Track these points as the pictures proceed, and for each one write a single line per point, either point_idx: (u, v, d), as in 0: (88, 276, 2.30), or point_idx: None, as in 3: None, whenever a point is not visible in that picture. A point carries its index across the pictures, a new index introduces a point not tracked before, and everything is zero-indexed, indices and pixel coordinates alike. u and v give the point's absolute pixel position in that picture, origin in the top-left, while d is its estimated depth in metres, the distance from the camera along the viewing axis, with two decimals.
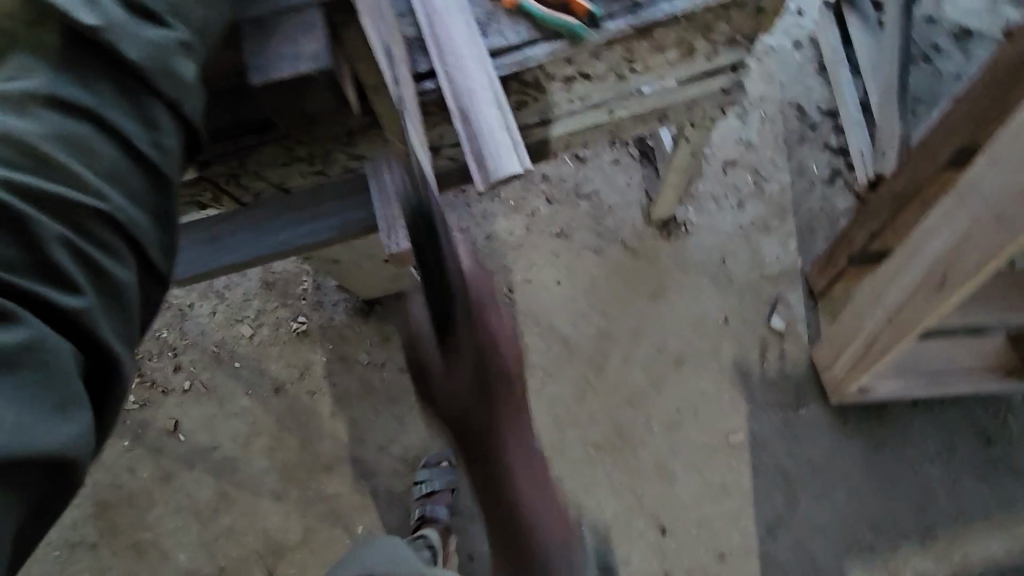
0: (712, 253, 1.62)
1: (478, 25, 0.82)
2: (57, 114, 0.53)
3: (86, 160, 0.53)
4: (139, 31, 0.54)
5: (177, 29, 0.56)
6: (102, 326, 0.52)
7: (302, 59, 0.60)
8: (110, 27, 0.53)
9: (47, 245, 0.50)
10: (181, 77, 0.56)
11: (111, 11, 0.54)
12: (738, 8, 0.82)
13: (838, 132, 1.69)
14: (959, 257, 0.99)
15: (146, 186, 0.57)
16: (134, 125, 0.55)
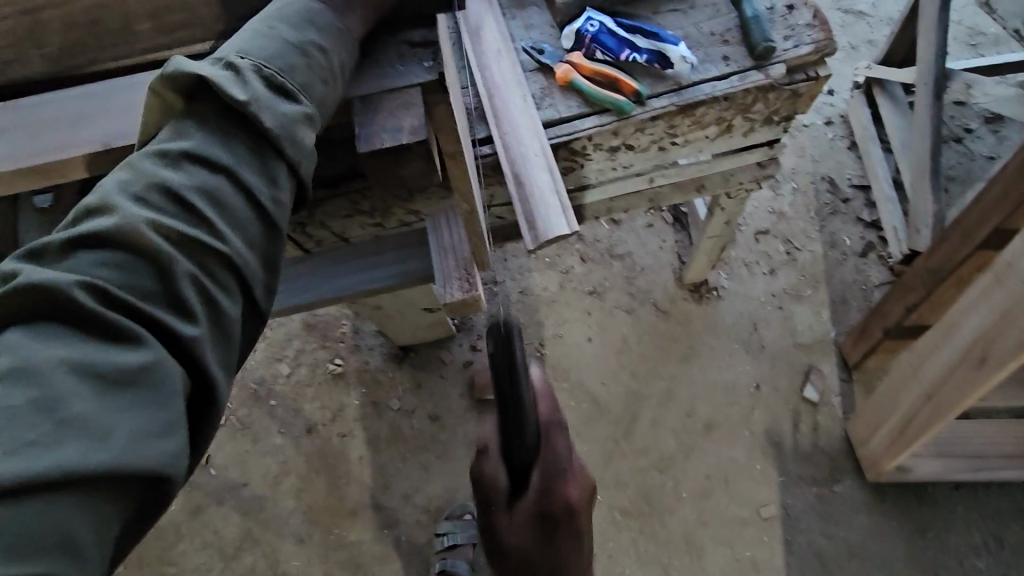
0: (744, 319, 1.63)
1: (533, 99, 0.90)
2: (198, 167, 0.56)
3: (216, 206, 0.56)
4: (278, 106, 0.59)
5: (304, 104, 0.61)
6: (209, 356, 0.52)
7: (404, 132, 0.65)
8: (251, 100, 0.58)
9: (175, 276, 0.51)
10: (304, 143, 0.60)
11: (252, 86, 0.58)
12: (776, 92, 0.88)
13: (870, 208, 1.72)
14: (997, 338, 0.99)
15: (261, 233, 0.58)
16: (258, 182, 0.58)
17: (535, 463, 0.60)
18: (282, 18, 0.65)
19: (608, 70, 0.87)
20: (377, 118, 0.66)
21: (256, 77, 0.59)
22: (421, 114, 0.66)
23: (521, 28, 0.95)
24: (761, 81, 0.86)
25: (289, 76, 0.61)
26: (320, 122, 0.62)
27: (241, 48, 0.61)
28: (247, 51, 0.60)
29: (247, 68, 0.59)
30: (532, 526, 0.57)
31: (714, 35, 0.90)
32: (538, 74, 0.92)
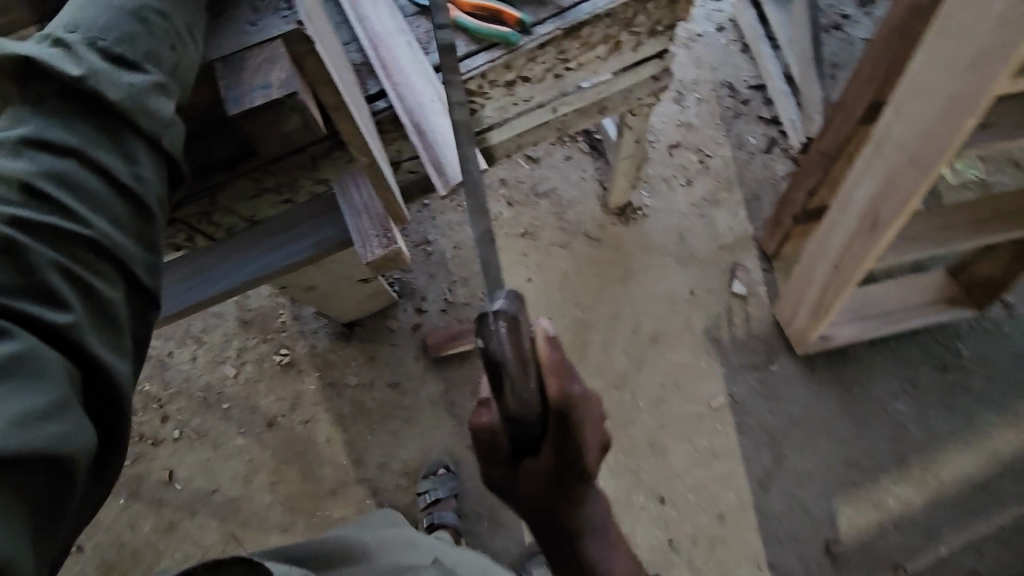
0: (670, 232, 1.71)
1: (420, 44, 0.89)
2: (44, 153, 0.53)
3: (73, 192, 0.54)
4: (121, 78, 0.55)
5: (151, 71, 0.56)
6: (93, 341, 0.53)
7: (274, 88, 0.58)
8: (87, 74, 0.53)
9: (39, 269, 0.51)
10: (159, 115, 0.56)
11: (88, 60, 0.53)
12: (653, 1, 0.89)
13: (768, 105, 1.80)
14: (884, 200, 1.08)
15: (129, 214, 0.57)
16: (116, 163, 0.56)
17: (550, 478, 0.67)
18: None
19: (486, 3, 0.87)
20: (243, 75, 0.59)
21: (90, 50, 0.54)
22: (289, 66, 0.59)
23: None
24: None
25: (127, 46, 0.56)
26: (176, 91, 0.57)
27: (70, 20, 0.55)
28: (78, 23, 0.54)
29: (77, 41, 0.54)
30: (544, 484, 0.67)
31: None
32: (421, 18, 0.90)
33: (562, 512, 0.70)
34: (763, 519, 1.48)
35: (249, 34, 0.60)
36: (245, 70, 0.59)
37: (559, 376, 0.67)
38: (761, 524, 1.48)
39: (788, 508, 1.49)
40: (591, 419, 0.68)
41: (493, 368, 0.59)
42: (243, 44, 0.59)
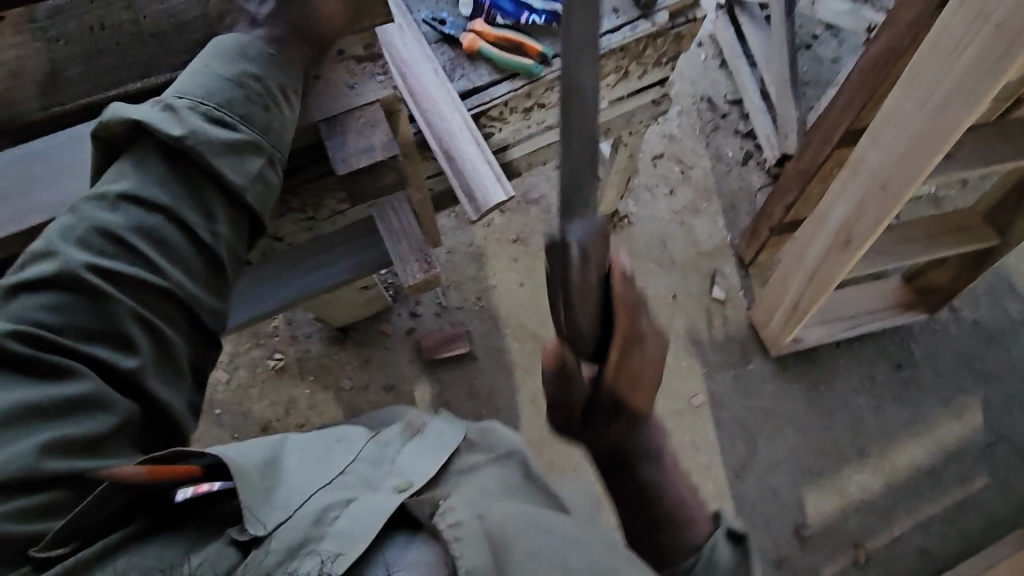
0: (654, 239, 1.80)
1: (445, 72, 0.92)
2: (136, 208, 0.60)
3: (156, 244, 0.61)
4: (212, 139, 0.63)
5: (245, 132, 0.65)
6: (154, 381, 0.60)
7: (377, 150, 0.71)
8: (188, 133, 0.62)
9: (120, 316, 0.58)
10: (246, 168, 0.64)
11: (189, 122, 0.62)
12: (662, 37, 0.96)
13: (745, 119, 1.90)
14: (858, 219, 1.19)
15: (202, 264, 0.64)
16: (197, 219, 0.63)
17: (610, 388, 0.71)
18: (215, 53, 0.66)
19: (510, 34, 0.91)
20: (345, 138, 0.71)
21: (196, 115, 0.63)
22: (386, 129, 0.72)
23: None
24: (650, 30, 0.94)
25: (226, 108, 0.65)
26: (266, 149, 0.66)
27: (180, 86, 0.64)
28: (185, 89, 0.64)
29: (184, 106, 0.63)
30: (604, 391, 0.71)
31: None
32: (444, 45, 0.94)
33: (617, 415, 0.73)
34: (739, 506, 1.60)
35: (352, 100, 0.73)
36: (353, 132, 0.71)
37: (629, 309, 0.65)
38: (737, 512, 1.60)
39: (762, 495, 1.61)
40: (648, 351, 0.69)
41: (553, 279, 0.64)
42: (346, 110, 0.72)
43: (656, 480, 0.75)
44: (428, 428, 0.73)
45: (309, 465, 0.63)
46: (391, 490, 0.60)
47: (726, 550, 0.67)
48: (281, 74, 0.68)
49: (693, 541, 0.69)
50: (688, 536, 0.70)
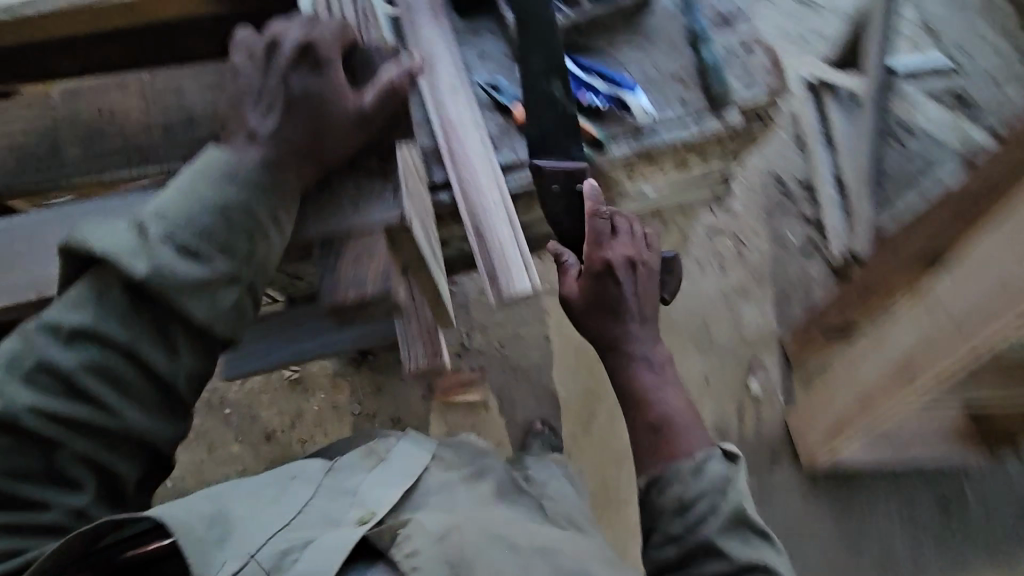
0: (695, 316, 1.70)
1: (490, 140, 0.89)
2: (91, 345, 0.52)
3: (111, 383, 0.54)
4: (182, 276, 0.49)
5: (217, 264, 0.51)
6: (98, 512, 0.57)
7: (370, 281, 0.49)
8: (152, 273, 0.49)
9: (65, 458, 0.54)
10: (221, 304, 0.52)
11: (156, 257, 0.49)
12: (729, 136, 0.89)
13: (814, 204, 1.76)
14: (920, 359, 1.10)
15: (164, 399, 0.57)
16: (159, 357, 0.54)
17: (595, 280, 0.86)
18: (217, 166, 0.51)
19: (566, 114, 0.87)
20: (337, 275, 0.50)
21: (169, 246, 0.49)
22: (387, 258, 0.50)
23: (477, 61, 0.95)
24: (717, 128, 0.86)
25: (208, 236, 0.50)
26: (249, 279, 0.53)
27: (160, 206, 0.50)
28: (167, 210, 0.50)
29: (157, 232, 0.49)
30: (592, 293, 0.87)
31: (670, 75, 0.89)
32: (494, 111, 0.91)
33: (611, 315, 0.87)
34: None
35: (355, 212, 0.51)
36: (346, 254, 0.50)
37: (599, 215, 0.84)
38: None
39: None
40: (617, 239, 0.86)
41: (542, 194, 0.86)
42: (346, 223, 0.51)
43: (663, 399, 0.84)
44: (393, 455, 0.85)
45: (267, 507, 0.71)
46: (355, 522, 0.70)
47: (719, 465, 0.76)
48: (275, 199, 0.51)
49: (686, 448, 0.78)
50: (684, 445, 0.79)
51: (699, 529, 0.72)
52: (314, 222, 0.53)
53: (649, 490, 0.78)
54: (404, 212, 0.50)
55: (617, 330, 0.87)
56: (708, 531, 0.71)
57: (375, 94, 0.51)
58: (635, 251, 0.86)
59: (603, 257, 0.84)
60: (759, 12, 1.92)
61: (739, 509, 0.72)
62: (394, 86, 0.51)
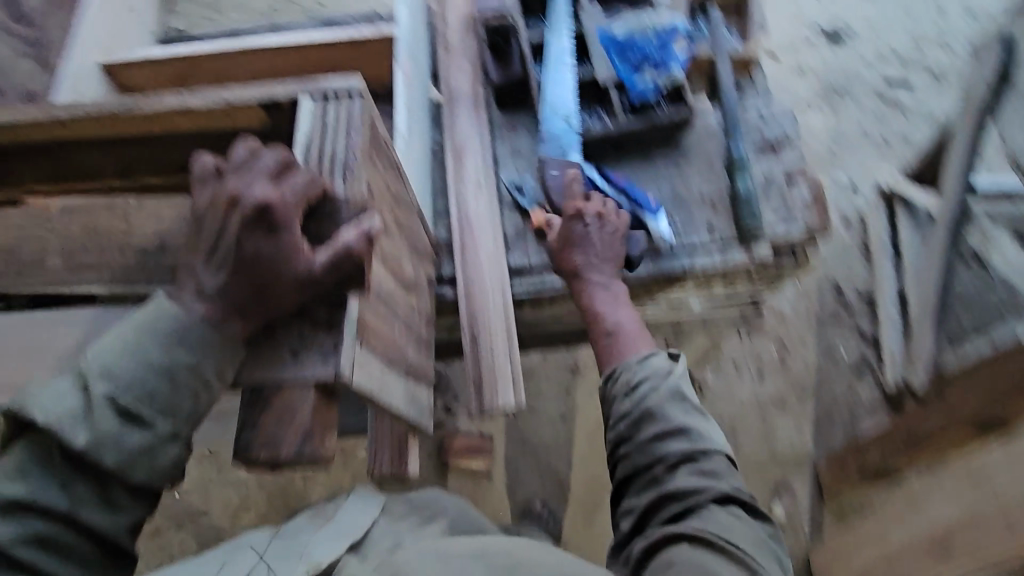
0: (723, 421, 1.53)
1: (505, 240, 0.87)
2: (29, 516, 0.44)
3: (50, 554, 0.45)
4: (122, 442, 0.40)
5: (159, 428, 0.41)
6: None
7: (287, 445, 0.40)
8: (94, 446, 0.39)
9: None
10: (161, 471, 0.42)
11: (90, 427, 0.39)
12: (761, 270, 0.84)
13: (872, 319, 1.58)
14: (967, 538, 0.96)
15: (112, 562, 0.49)
16: (108, 520, 0.46)
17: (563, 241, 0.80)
18: (152, 317, 0.40)
19: None
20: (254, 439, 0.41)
21: (109, 413, 0.39)
22: (312, 416, 0.41)
23: (508, 154, 0.93)
24: (743, 261, 0.80)
25: (147, 399, 0.40)
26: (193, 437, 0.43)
27: (105, 363, 0.40)
28: (113, 371, 0.40)
29: (101, 396, 0.39)
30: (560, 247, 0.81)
31: (702, 198, 0.85)
32: (515, 211, 0.89)
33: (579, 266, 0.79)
34: None
35: (289, 360, 0.42)
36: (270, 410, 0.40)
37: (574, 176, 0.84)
38: None
39: None
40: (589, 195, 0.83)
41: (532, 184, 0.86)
42: (279, 367, 0.41)
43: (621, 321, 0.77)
44: (340, 513, 0.82)
45: None
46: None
47: (664, 362, 0.76)
48: (227, 357, 0.41)
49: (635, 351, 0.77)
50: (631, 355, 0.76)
51: (646, 416, 0.72)
52: (250, 364, 0.42)
53: (602, 389, 0.78)
54: (340, 370, 0.40)
55: (589, 262, 0.77)
56: (654, 416, 0.72)
57: (319, 257, 0.40)
58: (605, 209, 0.80)
59: (577, 207, 0.79)
60: (840, 108, 1.78)
61: (680, 394, 0.74)
62: (347, 251, 0.41)
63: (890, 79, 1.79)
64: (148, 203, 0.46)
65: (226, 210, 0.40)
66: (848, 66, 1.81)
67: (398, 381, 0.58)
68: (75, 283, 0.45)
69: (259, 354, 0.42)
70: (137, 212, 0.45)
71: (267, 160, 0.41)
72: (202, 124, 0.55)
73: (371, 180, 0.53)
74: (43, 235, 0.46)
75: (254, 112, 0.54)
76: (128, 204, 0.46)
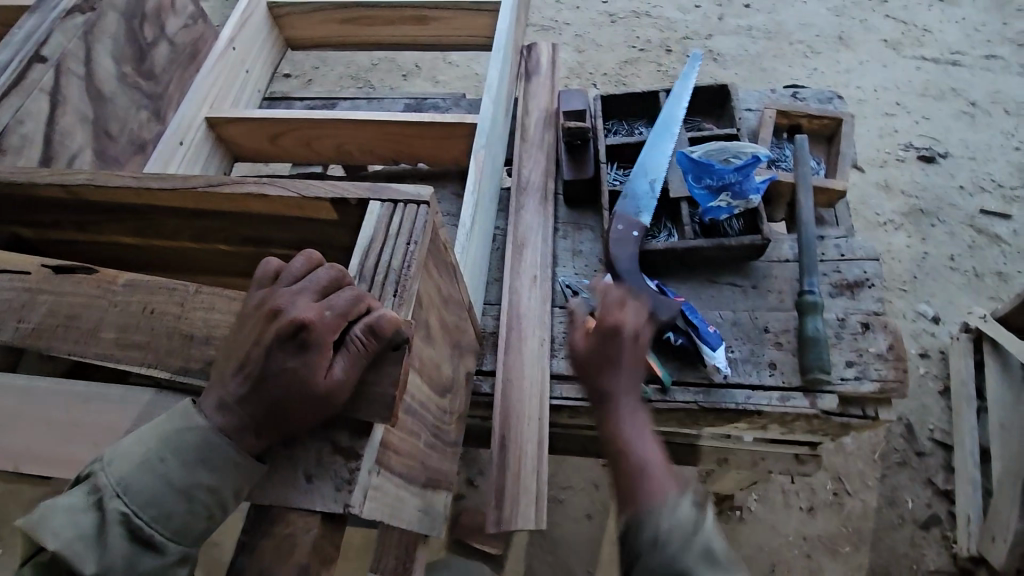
0: (764, 556, 1.35)
1: (551, 342, 0.84)
2: None
3: None
4: (133, 570, 0.38)
5: (172, 553, 0.39)
6: None
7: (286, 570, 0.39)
8: (103, 573, 0.37)
9: None
10: None
11: (108, 552, 0.37)
12: (823, 421, 0.76)
13: (947, 472, 1.41)
14: None
15: None
16: None
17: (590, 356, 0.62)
18: (182, 436, 0.39)
19: None
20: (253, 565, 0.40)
21: (121, 534, 0.38)
22: (311, 555, 0.40)
23: (568, 252, 0.91)
24: (804, 409, 0.74)
25: (163, 520, 0.38)
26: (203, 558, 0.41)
27: (121, 478, 0.38)
28: (128, 488, 0.38)
29: (115, 516, 0.38)
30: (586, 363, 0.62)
31: (766, 331, 0.80)
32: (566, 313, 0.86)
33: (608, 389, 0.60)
34: None
35: (299, 489, 0.41)
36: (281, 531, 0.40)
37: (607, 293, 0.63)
38: None
39: None
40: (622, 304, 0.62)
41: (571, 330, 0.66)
42: (294, 491, 0.41)
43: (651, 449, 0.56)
44: None
45: None
46: None
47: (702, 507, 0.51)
48: (242, 481, 0.39)
49: (660, 496, 0.52)
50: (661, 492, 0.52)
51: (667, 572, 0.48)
52: (257, 489, 0.41)
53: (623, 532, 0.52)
54: (349, 504, 0.40)
55: (621, 387, 0.60)
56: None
57: (336, 364, 0.40)
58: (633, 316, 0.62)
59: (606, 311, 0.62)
60: (929, 232, 1.67)
61: (712, 557, 0.49)
62: (359, 352, 0.40)
63: (987, 212, 1.69)
64: (204, 292, 0.47)
65: (268, 321, 0.40)
66: (942, 191, 1.72)
67: (410, 499, 0.54)
68: (120, 359, 0.45)
69: (278, 467, 0.42)
70: (192, 300, 0.46)
71: (320, 274, 0.42)
72: (273, 209, 0.56)
73: (423, 290, 0.52)
74: (102, 308, 0.47)
75: (328, 209, 0.54)
76: (187, 291, 0.47)
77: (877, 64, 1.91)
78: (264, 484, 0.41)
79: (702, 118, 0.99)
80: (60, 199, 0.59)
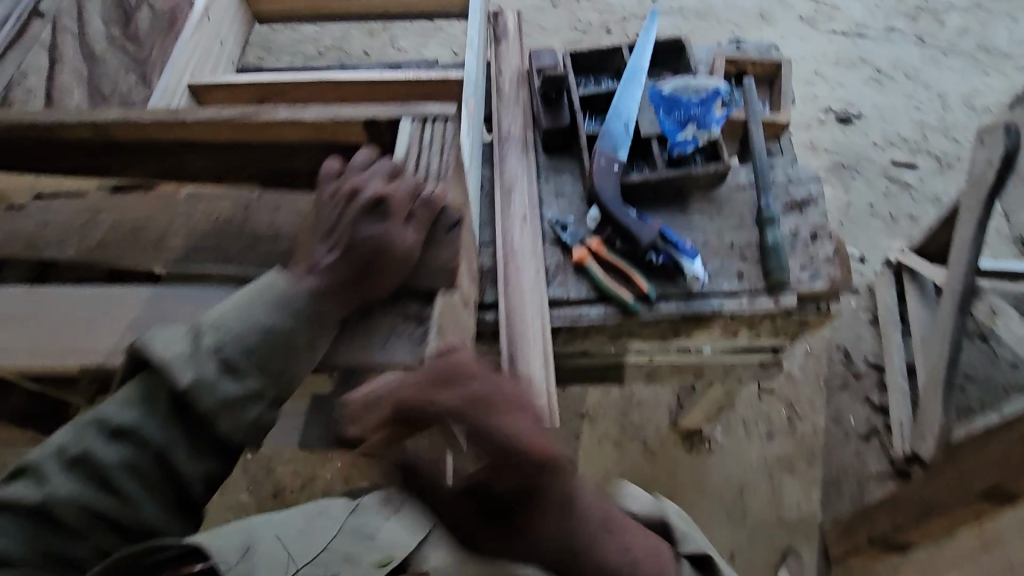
0: (733, 480, 1.52)
1: (546, 272, 0.92)
2: (132, 446, 0.55)
3: (144, 484, 0.56)
4: (220, 391, 0.53)
5: (249, 382, 0.54)
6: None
7: None
8: (194, 385, 0.52)
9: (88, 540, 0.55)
10: (241, 419, 0.54)
11: (201, 369, 0.53)
12: (784, 318, 0.88)
13: (881, 390, 1.53)
14: None
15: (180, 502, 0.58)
16: (190, 463, 0.57)
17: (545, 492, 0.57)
18: (268, 296, 0.56)
19: (622, 265, 0.90)
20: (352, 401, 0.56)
21: (212, 363, 0.53)
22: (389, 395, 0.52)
23: (552, 194, 1.00)
24: (770, 307, 0.86)
25: (246, 352, 0.54)
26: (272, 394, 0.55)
27: (221, 323, 0.54)
28: (225, 329, 0.54)
29: (213, 346, 0.53)
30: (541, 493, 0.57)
31: (733, 247, 0.91)
32: (556, 248, 0.95)
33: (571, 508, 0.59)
34: None
35: (381, 347, 0.56)
36: None
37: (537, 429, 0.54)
38: None
39: None
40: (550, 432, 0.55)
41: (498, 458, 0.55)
42: (377, 342, 0.57)
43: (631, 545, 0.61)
44: None
45: None
46: None
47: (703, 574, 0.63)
48: (314, 331, 0.56)
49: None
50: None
51: None
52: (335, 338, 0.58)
53: None
54: None
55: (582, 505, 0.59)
56: None
57: (410, 231, 0.57)
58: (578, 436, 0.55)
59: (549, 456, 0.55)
60: (849, 183, 1.88)
61: None
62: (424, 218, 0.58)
63: (897, 162, 1.91)
64: (268, 199, 0.64)
65: (347, 204, 0.59)
66: (858, 146, 1.93)
67: None
68: None
69: None
70: (266, 206, 0.64)
71: (381, 166, 0.60)
72: (311, 130, 0.63)
73: (454, 197, 0.59)
74: (190, 229, 0.63)
75: (358, 132, 0.64)
76: (256, 201, 0.64)
77: (795, 38, 2.11)
78: (343, 335, 0.57)
79: (661, 70, 1.09)
80: (93, 139, 0.65)
